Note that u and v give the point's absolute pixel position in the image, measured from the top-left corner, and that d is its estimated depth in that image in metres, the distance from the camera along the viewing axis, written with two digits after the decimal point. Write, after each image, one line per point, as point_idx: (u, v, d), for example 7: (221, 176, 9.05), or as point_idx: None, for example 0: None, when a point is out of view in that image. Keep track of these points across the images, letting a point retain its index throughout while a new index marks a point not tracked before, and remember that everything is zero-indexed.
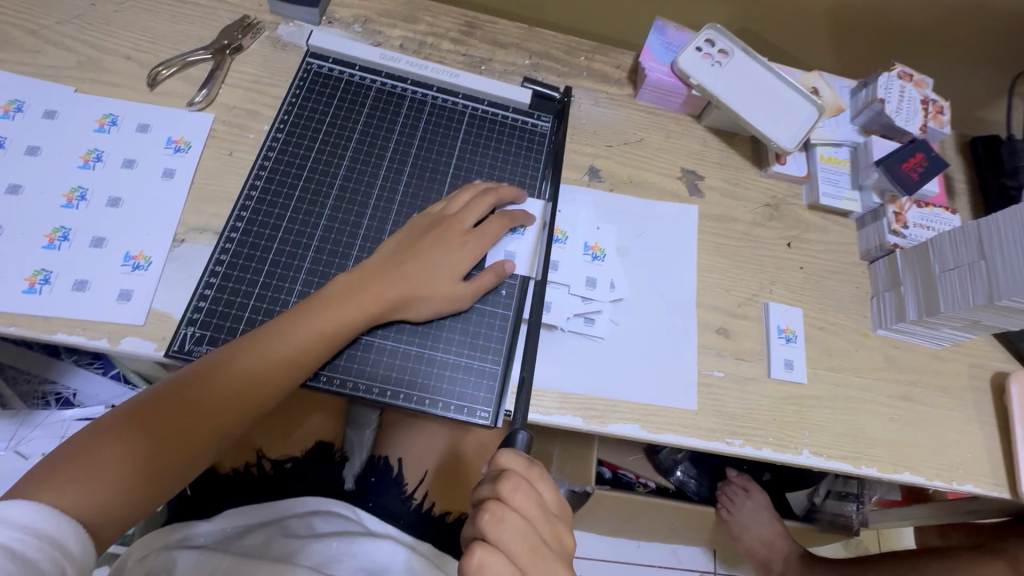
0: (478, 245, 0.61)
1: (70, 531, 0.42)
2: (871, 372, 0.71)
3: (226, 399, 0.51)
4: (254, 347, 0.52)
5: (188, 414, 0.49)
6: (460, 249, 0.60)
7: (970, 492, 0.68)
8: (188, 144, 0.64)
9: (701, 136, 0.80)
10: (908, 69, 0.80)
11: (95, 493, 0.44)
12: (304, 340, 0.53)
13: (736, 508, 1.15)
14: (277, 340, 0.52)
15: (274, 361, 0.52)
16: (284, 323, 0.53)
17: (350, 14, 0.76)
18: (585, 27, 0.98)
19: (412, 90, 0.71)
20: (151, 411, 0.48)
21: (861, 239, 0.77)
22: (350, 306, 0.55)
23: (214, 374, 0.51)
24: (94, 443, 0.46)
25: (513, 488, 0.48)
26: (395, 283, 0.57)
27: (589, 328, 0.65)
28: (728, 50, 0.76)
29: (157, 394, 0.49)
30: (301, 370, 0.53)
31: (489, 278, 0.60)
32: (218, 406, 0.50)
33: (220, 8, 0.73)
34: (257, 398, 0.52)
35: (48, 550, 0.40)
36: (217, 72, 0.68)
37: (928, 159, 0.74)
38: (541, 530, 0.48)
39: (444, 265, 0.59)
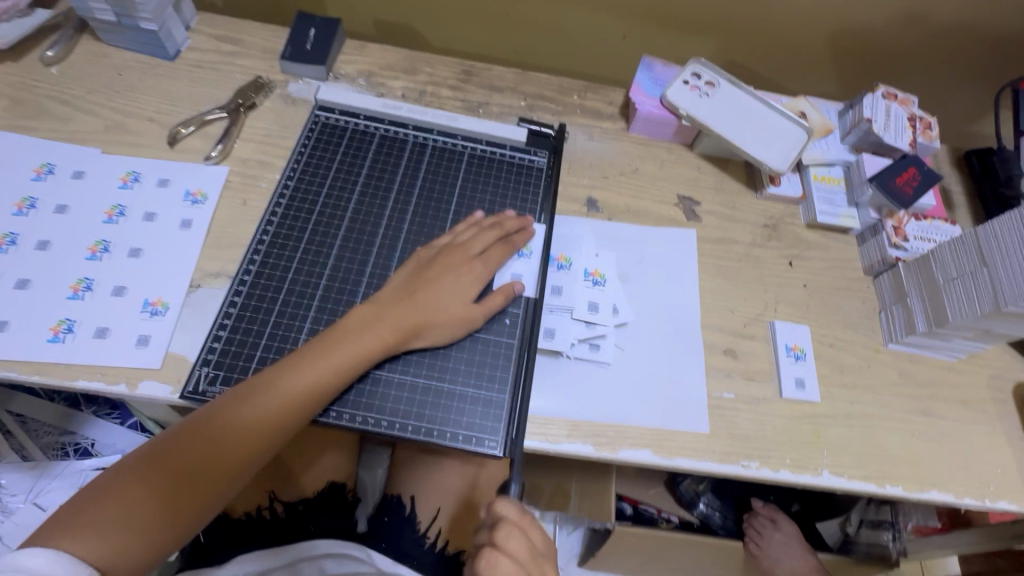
0: (483, 271, 0.63)
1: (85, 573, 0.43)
2: (886, 387, 0.69)
3: (242, 438, 0.51)
4: (270, 385, 0.53)
5: (206, 455, 0.50)
6: (468, 275, 0.62)
7: (1006, 511, 0.65)
8: (204, 196, 0.68)
9: (695, 163, 0.83)
10: (891, 89, 0.82)
11: (115, 538, 0.45)
12: (319, 375, 0.54)
13: (764, 541, 1.11)
14: (293, 376, 0.53)
15: (291, 398, 0.53)
16: (301, 358, 0.54)
17: (355, 70, 0.82)
18: (555, 64, 1.01)
19: (413, 134, 0.75)
20: (169, 452, 0.49)
21: (863, 254, 0.78)
22: (364, 339, 0.56)
23: (232, 412, 0.51)
24: (116, 485, 0.47)
25: (507, 534, 0.47)
26: (405, 310, 0.58)
27: (593, 353, 0.65)
28: (715, 82, 0.80)
29: (174, 435, 0.50)
30: (315, 405, 0.54)
31: (498, 301, 0.62)
32: (234, 446, 0.51)
33: (236, 71, 0.79)
34: (272, 434, 0.53)
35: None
36: (231, 128, 0.73)
37: (921, 174, 0.75)
38: (533, 575, 0.47)
39: (453, 293, 0.61)
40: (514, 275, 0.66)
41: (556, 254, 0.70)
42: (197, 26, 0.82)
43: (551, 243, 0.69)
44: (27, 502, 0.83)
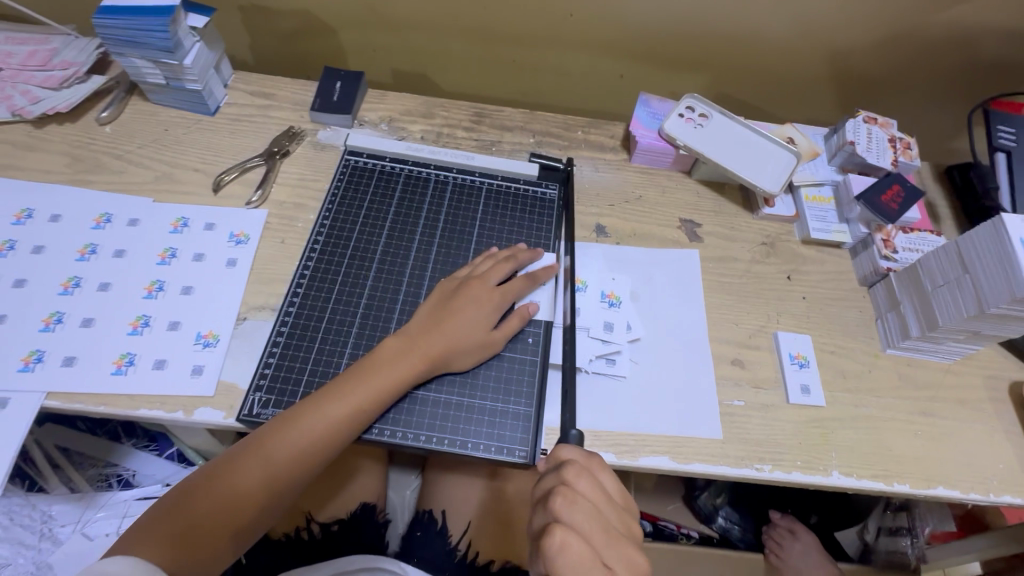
0: (501, 300, 0.68)
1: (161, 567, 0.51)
2: (887, 390, 0.74)
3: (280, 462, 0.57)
4: (315, 409, 0.58)
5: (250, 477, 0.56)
6: (488, 304, 0.67)
7: (1010, 504, 0.68)
8: (247, 237, 0.75)
9: (694, 188, 0.89)
10: (871, 113, 0.89)
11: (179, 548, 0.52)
12: (355, 403, 0.59)
13: (785, 552, 1.13)
14: (335, 401, 0.59)
15: (320, 429, 0.58)
16: (342, 385, 0.60)
17: (377, 116, 0.90)
18: (557, 101, 1.09)
19: (435, 173, 0.81)
20: (227, 469, 0.56)
21: (857, 267, 0.83)
22: (398, 365, 0.61)
23: (272, 441, 0.57)
24: (184, 499, 0.54)
25: (576, 474, 0.52)
26: (432, 340, 0.63)
27: (611, 368, 0.70)
28: (708, 113, 0.88)
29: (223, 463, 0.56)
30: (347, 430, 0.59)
31: (516, 326, 0.67)
32: (273, 472, 0.56)
33: (270, 122, 0.87)
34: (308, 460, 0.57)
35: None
36: (269, 174, 0.80)
37: (905, 190, 0.81)
38: (608, 514, 0.51)
39: (475, 322, 0.65)
40: (530, 298, 0.72)
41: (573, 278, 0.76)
42: (234, 84, 0.90)
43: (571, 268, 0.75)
44: (76, 532, 0.85)
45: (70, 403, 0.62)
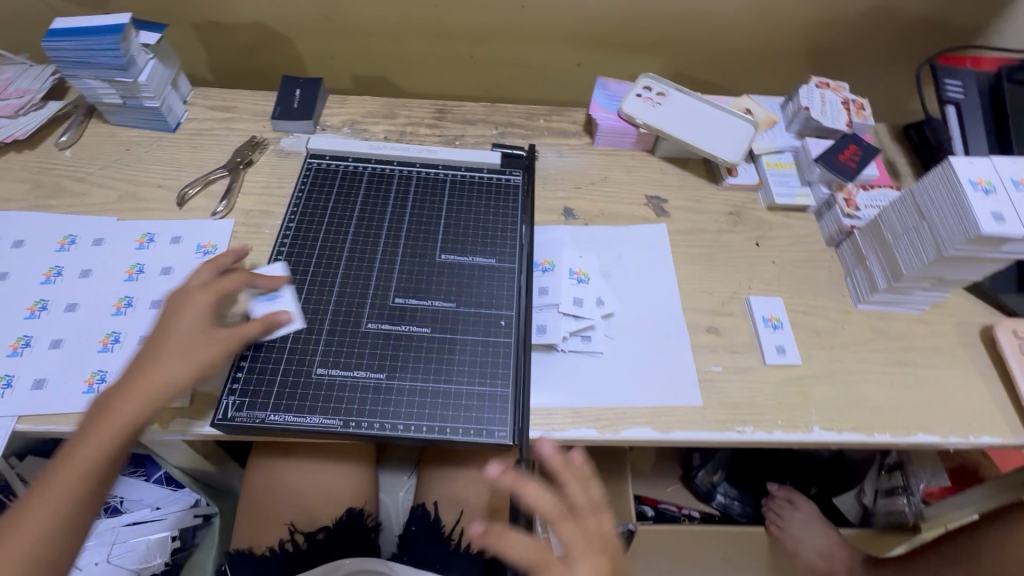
0: (210, 299, 0.60)
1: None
2: (862, 344, 0.75)
3: (79, 467, 0.51)
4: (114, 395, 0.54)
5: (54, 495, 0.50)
6: (193, 306, 0.59)
7: (991, 445, 0.69)
8: (214, 247, 0.75)
9: (658, 166, 0.90)
10: (823, 79, 0.91)
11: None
12: (153, 377, 0.55)
13: (786, 523, 1.12)
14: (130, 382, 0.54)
15: (126, 410, 0.53)
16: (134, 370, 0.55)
17: (339, 121, 0.90)
18: (520, 94, 1.10)
19: (398, 169, 0.81)
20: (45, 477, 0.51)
21: (822, 228, 0.84)
22: (185, 344, 0.57)
23: (60, 455, 0.51)
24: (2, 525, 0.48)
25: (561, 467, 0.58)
26: (179, 341, 0.57)
27: (586, 344, 0.70)
28: (664, 92, 0.89)
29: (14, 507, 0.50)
30: (142, 409, 0.54)
31: (256, 328, 0.61)
32: (86, 473, 0.51)
33: (232, 134, 0.87)
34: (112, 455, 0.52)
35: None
36: (233, 184, 0.80)
37: (862, 148, 0.83)
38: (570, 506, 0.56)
39: (200, 322, 0.59)
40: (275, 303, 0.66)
41: (541, 259, 0.76)
42: (194, 100, 0.90)
43: (533, 249, 0.76)
44: None
45: (42, 425, 0.61)
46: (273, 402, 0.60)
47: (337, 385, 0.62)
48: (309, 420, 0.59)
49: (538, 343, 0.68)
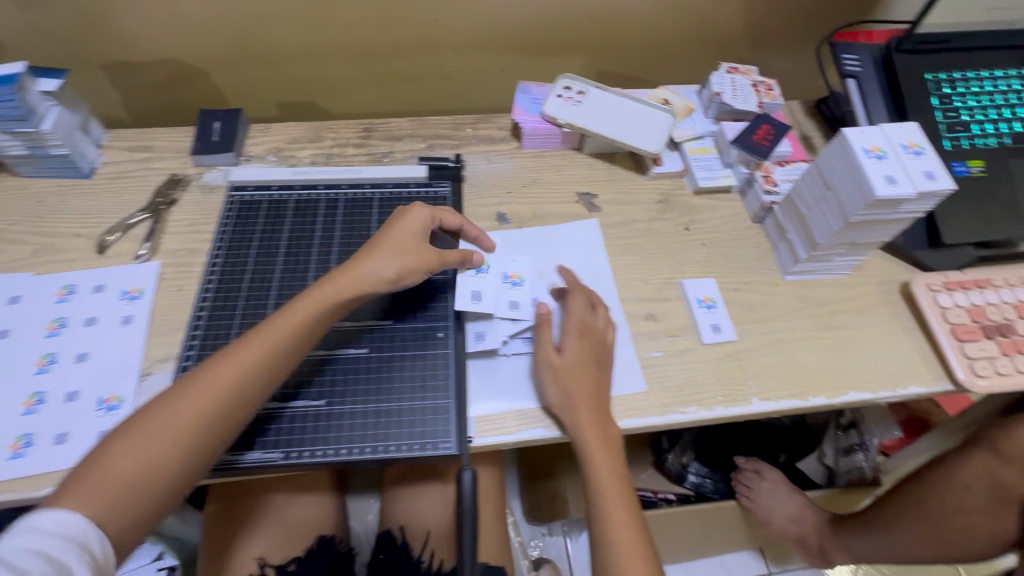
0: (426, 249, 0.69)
1: (96, 537, 0.47)
2: (792, 313, 0.78)
3: (210, 399, 0.55)
4: (259, 340, 0.59)
5: (140, 445, 0.51)
6: (412, 250, 0.68)
7: (917, 394, 0.73)
8: (141, 291, 0.73)
9: (586, 162, 0.92)
10: (733, 64, 0.95)
11: (102, 535, 0.48)
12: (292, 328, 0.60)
13: (754, 493, 1.12)
14: (272, 329, 0.60)
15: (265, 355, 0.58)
16: (276, 322, 0.60)
17: (263, 149, 0.89)
18: (449, 105, 1.11)
19: (325, 193, 0.81)
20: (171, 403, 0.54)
21: (747, 206, 0.88)
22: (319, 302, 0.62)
23: (193, 384, 0.55)
24: (123, 443, 0.52)
25: (576, 310, 0.70)
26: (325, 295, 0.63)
27: (527, 346, 0.70)
28: (584, 90, 0.91)
29: (107, 440, 0.52)
30: (276, 357, 0.58)
31: (455, 258, 0.70)
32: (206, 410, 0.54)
33: (152, 174, 0.85)
34: (237, 394, 0.56)
35: (77, 554, 0.46)
36: (156, 226, 0.78)
37: (774, 127, 0.87)
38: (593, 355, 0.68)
39: (382, 270, 0.65)
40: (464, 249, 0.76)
41: None
42: (108, 142, 0.88)
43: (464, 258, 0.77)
44: None
45: None
46: None
47: (273, 416, 0.61)
48: (248, 456, 0.59)
49: (477, 351, 0.68)
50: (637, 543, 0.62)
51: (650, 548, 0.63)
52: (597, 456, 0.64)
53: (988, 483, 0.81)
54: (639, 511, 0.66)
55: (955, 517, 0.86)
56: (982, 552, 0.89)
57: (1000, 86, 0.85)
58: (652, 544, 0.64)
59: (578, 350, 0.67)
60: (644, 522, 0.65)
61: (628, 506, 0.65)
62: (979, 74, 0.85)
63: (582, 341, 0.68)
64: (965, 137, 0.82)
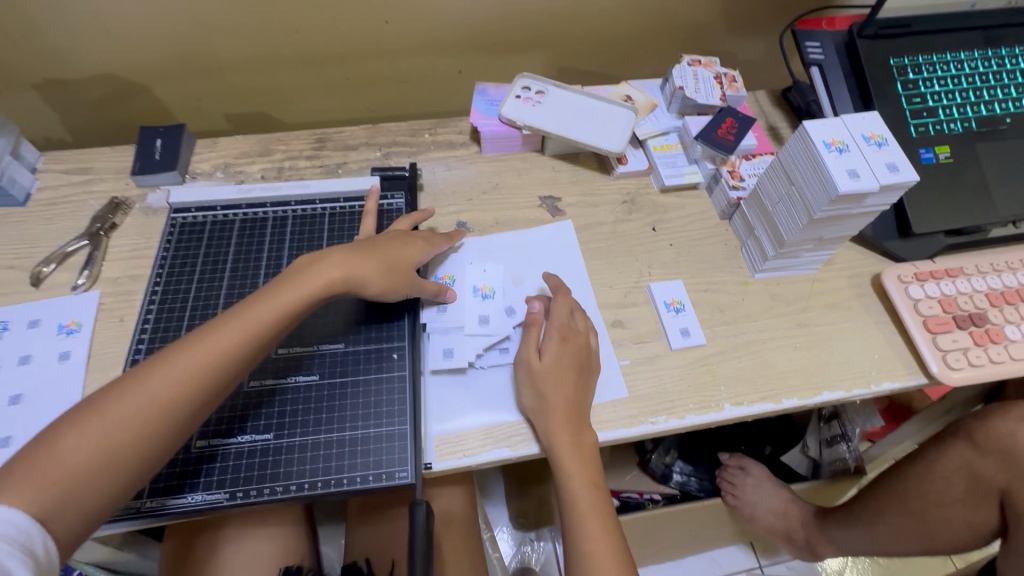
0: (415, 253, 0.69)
1: (39, 538, 0.44)
2: (763, 313, 0.76)
3: (157, 387, 0.51)
4: (221, 328, 0.56)
5: (95, 429, 0.48)
6: (396, 252, 0.68)
7: (892, 390, 0.71)
8: (79, 325, 0.69)
9: (549, 164, 0.89)
10: (695, 57, 0.92)
11: (46, 531, 0.45)
12: (260, 318, 0.57)
13: (739, 490, 1.09)
14: (236, 317, 0.57)
15: (225, 343, 0.55)
16: (242, 309, 0.58)
17: (210, 166, 0.85)
18: (409, 109, 1.08)
19: (273, 211, 0.77)
20: (114, 393, 0.51)
21: (715, 203, 0.85)
22: (291, 291, 0.60)
23: (143, 370, 0.52)
24: (59, 433, 0.48)
25: (559, 312, 0.68)
26: (298, 285, 0.61)
27: (504, 356, 0.68)
28: (543, 90, 0.88)
29: (58, 424, 0.49)
30: (238, 344, 0.55)
31: (432, 287, 0.68)
32: (155, 398, 0.51)
33: (91, 198, 0.80)
34: (188, 384, 0.52)
35: (21, 556, 0.42)
36: (95, 253, 0.74)
37: (738, 120, 0.84)
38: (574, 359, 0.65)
39: (363, 266, 0.64)
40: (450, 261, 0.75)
41: (442, 277, 0.73)
42: (44, 165, 0.83)
43: (431, 270, 0.74)
44: None
45: None
46: (149, 488, 0.57)
47: (218, 454, 0.59)
48: (192, 498, 0.57)
49: (444, 367, 0.66)
50: (612, 552, 0.59)
51: (626, 559, 0.60)
52: (570, 468, 0.61)
53: (966, 475, 0.80)
54: (615, 517, 0.63)
55: (937, 510, 0.85)
56: (967, 544, 0.87)
57: (967, 67, 0.83)
58: (629, 555, 0.61)
59: (559, 352, 0.65)
60: (620, 528, 0.62)
61: (603, 517, 0.62)
62: (945, 56, 0.83)
63: (563, 344, 0.66)
64: (932, 123, 0.80)
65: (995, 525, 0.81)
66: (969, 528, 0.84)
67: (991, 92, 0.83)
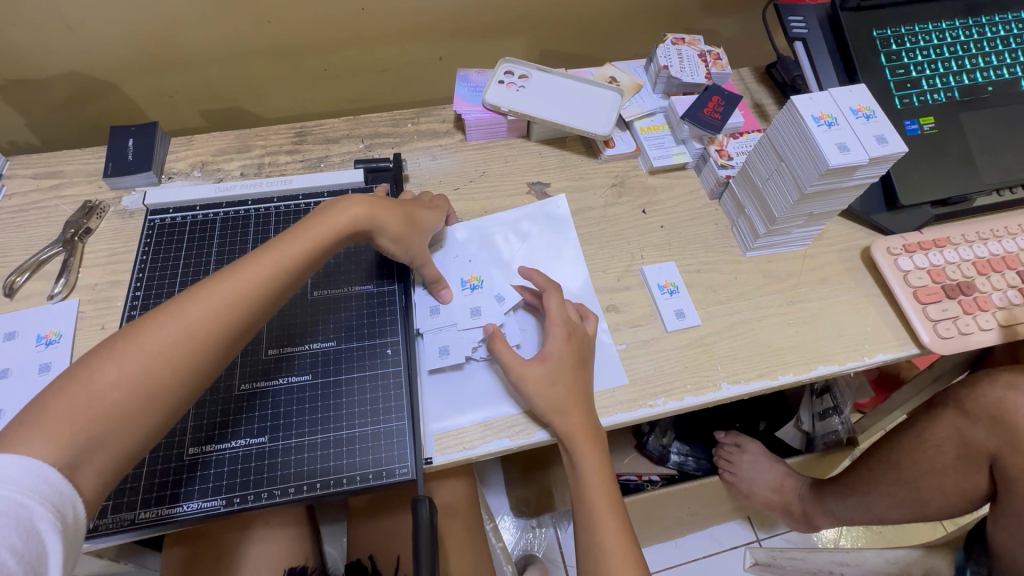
0: (429, 219, 0.69)
1: (69, 499, 0.42)
2: (755, 291, 0.76)
3: (189, 321, 0.50)
4: (251, 265, 0.54)
5: (130, 362, 0.46)
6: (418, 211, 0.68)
7: (884, 361, 0.72)
8: (58, 334, 0.66)
9: (536, 150, 0.88)
10: (678, 35, 0.91)
11: (75, 490, 0.43)
12: (289, 253, 0.57)
13: (735, 466, 1.10)
14: (266, 254, 0.56)
15: (258, 277, 0.54)
16: (272, 247, 0.57)
17: (187, 164, 0.82)
18: (389, 98, 1.05)
19: (255, 208, 0.75)
20: (143, 327, 0.49)
21: (704, 182, 0.85)
22: (315, 232, 0.59)
23: (174, 303, 0.50)
24: (88, 367, 0.46)
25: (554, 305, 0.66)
26: (323, 227, 0.60)
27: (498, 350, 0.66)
28: (527, 73, 0.86)
29: (86, 359, 0.46)
30: (270, 281, 0.55)
31: (434, 270, 0.67)
32: (188, 332, 0.49)
33: (63, 203, 0.77)
34: (220, 319, 0.51)
35: (53, 520, 0.41)
36: (70, 260, 0.71)
37: (724, 98, 0.83)
38: (575, 354, 0.64)
39: (384, 212, 0.64)
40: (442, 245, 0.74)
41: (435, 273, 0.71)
42: (11, 170, 0.80)
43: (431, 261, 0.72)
44: None
45: None
46: (141, 499, 0.56)
47: (210, 461, 0.58)
48: (186, 507, 0.56)
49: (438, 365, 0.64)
50: (622, 541, 0.60)
51: (637, 552, 0.61)
52: (585, 461, 0.62)
53: (957, 442, 0.82)
54: (622, 502, 0.64)
55: (929, 478, 0.86)
56: (958, 509, 0.89)
57: (950, 37, 0.83)
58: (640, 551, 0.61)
59: (565, 350, 0.63)
60: (626, 513, 0.63)
61: (615, 513, 0.62)
62: (928, 26, 0.83)
63: (567, 341, 0.64)
64: (916, 94, 0.81)
65: (985, 489, 0.83)
66: (959, 494, 0.86)
67: (973, 61, 0.83)
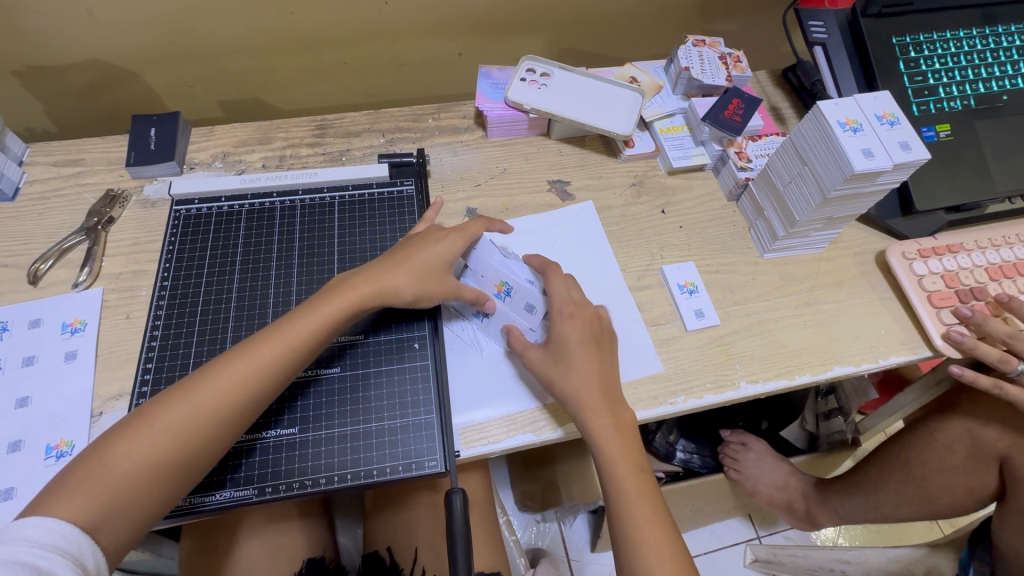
0: (456, 240, 0.65)
1: (88, 549, 0.45)
2: (772, 292, 0.77)
3: (192, 405, 0.52)
4: (262, 343, 0.56)
5: (138, 443, 0.49)
6: (441, 242, 0.65)
7: (897, 363, 0.73)
8: (83, 322, 0.66)
9: (556, 148, 0.88)
10: (699, 37, 0.92)
11: (95, 544, 0.46)
12: (298, 330, 0.57)
13: (742, 465, 1.11)
14: (279, 331, 0.57)
15: (265, 357, 0.55)
16: (286, 319, 0.58)
17: (208, 155, 0.82)
18: (405, 93, 1.06)
19: (280, 200, 0.76)
20: (154, 407, 0.52)
21: (722, 183, 0.86)
22: (329, 305, 0.59)
23: (183, 384, 0.53)
24: (105, 445, 0.49)
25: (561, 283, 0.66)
26: (337, 300, 0.60)
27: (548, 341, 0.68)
28: (549, 72, 0.87)
29: (106, 435, 0.50)
30: (278, 359, 0.55)
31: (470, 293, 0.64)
32: (192, 415, 0.51)
33: (84, 191, 0.77)
34: (225, 401, 0.53)
35: (73, 568, 0.44)
36: (94, 248, 0.71)
37: (744, 101, 0.84)
38: (589, 327, 0.64)
39: (404, 273, 0.63)
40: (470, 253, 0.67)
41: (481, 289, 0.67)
42: (31, 158, 0.79)
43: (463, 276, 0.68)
44: None
45: None
46: None
47: (243, 449, 0.58)
48: (219, 496, 0.56)
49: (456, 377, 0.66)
50: (660, 529, 0.57)
51: (680, 544, 0.57)
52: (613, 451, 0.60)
53: (967, 442, 0.84)
54: (662, 505, 0.60)
55: (936, 477, 0.88)
56: (963, 508, 0.91)
57: (965, 46, 0.84)
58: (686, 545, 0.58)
59: (574, 328, 0.63)
60: (672, 517, 0.59)
61: (654, 502, 0.59)
62: (945, 35, 0.84)
63: (584, 321, 0.64)
64: (933, 101, 0.82)
65: (993, 488, 0.85)
66: (966, 493, 0.87)
67: (988, 70, 0.84)
